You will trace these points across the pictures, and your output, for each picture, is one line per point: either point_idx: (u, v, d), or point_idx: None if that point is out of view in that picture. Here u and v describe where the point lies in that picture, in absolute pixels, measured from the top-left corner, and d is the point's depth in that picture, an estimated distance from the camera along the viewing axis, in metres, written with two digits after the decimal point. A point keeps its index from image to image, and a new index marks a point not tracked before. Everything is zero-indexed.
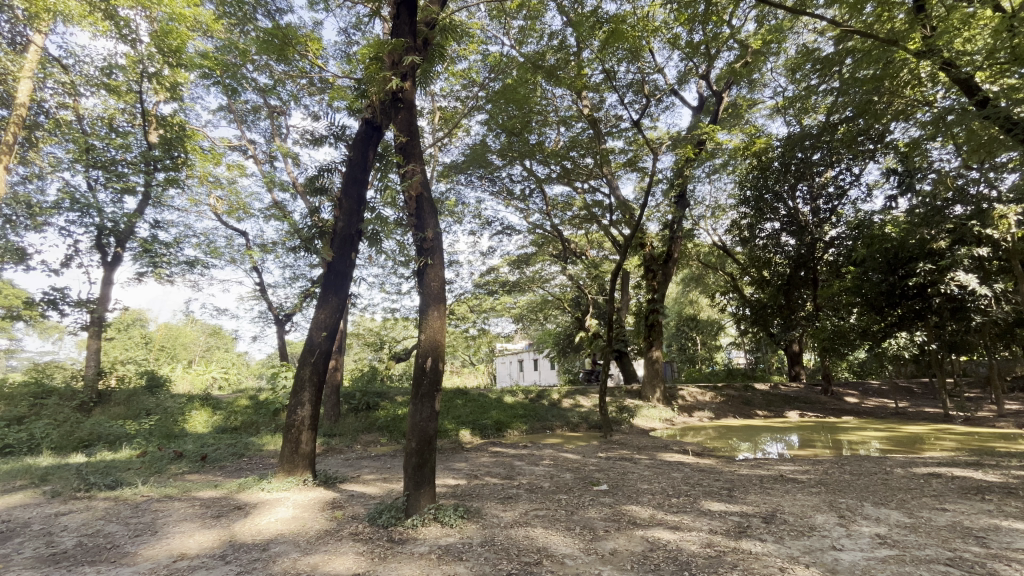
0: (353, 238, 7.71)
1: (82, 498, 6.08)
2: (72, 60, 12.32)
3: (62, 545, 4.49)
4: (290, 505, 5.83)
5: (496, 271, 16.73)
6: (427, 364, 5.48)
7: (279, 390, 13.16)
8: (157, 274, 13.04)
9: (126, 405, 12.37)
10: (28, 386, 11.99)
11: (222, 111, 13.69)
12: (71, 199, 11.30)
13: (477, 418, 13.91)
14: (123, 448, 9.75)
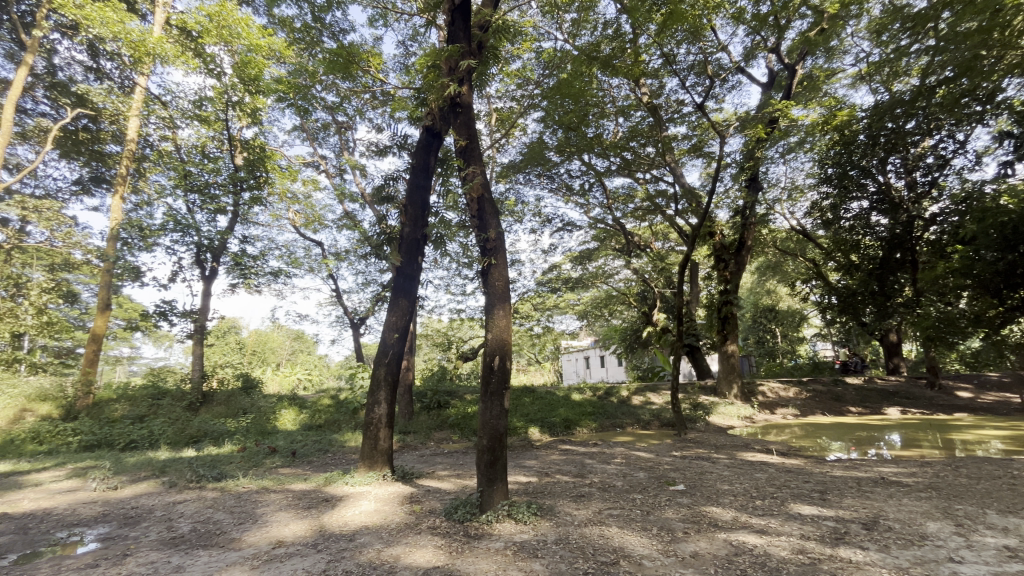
0: (418, 242, 7.98)
1: (193, 488, 6.78)
2: (170, 96, 13.76)
3: (179, 529, 5.02)
4: (373, 498, 6.15)
5: (559, 268, 16.68)
6: (495, 362, 5.55)
7: (357, 390, 13.91)
8: (247, 285, 14.22)
9: (225, 405, 13.64)
10: (147, 390, 13.60)
11: (295, 131, 14.70)
12: (174, 221, 12.64)
13: (545, 415, 13.91)
14: (225, 443, 10.76)
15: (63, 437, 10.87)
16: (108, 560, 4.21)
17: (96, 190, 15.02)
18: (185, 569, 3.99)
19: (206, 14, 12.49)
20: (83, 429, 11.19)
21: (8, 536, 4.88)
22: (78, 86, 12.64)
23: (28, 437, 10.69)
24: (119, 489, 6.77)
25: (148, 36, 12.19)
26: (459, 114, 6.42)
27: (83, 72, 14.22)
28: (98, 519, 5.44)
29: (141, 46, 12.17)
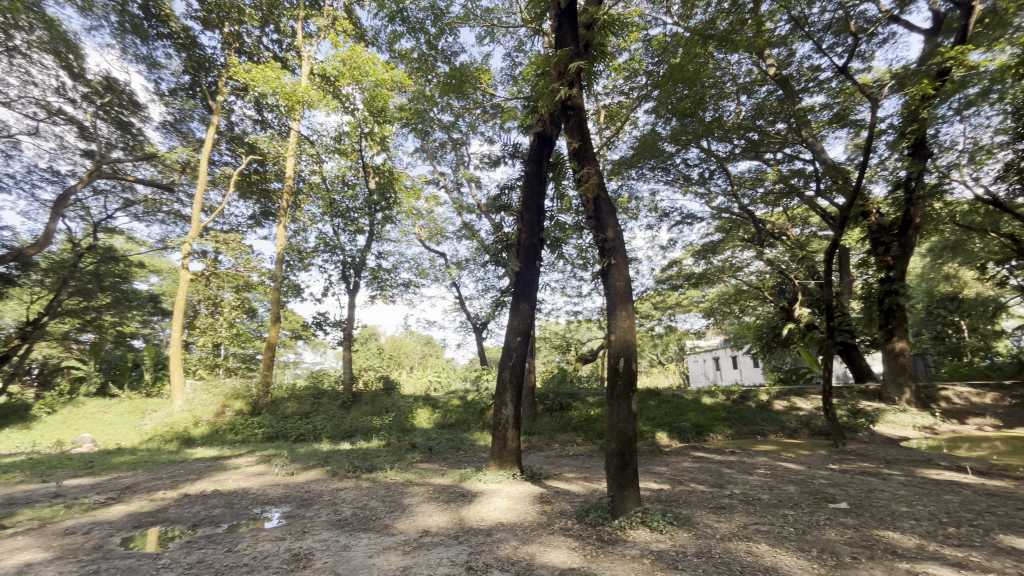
0: (535, 248, 8.12)
1: (351, 477, 7.69)
2: (316, 136, 15.85)
3: (344, 513, 5.72)
4: (505, 496, 6.37)
5: (680, 263, 15.85)
6: (620, 364, 5.42)
7: (483, 391, 14.64)
8: (384, 296, 15.77)
9: (371, 404, 15.21)
10: (310, 390, 15.79)
11: (417, 153, 15.97)
12: (325, 243, 14.52)
13: (673, 420, 13.18)
14: (374, 438, 12.04)
15: (252, 429, 13.09)
16: (292, 535, 4.94)
17: (265, 222, 17.86)
18: (351, 549, 4.52)
19: (341, 60, 14.19)
20: (265, 423, 13.36)
21: (221, 508, 5.99)
22: (250, 137, 15.19)
23: (227, 428, 13.06)
24: (295, 475, 7.94)
25: (297, 87, 14.21)
26: (571, 116, 6.42)
27: (252, 124, 17.05)
28: (282, 499, 6.45)
29: (293, 96, 14.25)
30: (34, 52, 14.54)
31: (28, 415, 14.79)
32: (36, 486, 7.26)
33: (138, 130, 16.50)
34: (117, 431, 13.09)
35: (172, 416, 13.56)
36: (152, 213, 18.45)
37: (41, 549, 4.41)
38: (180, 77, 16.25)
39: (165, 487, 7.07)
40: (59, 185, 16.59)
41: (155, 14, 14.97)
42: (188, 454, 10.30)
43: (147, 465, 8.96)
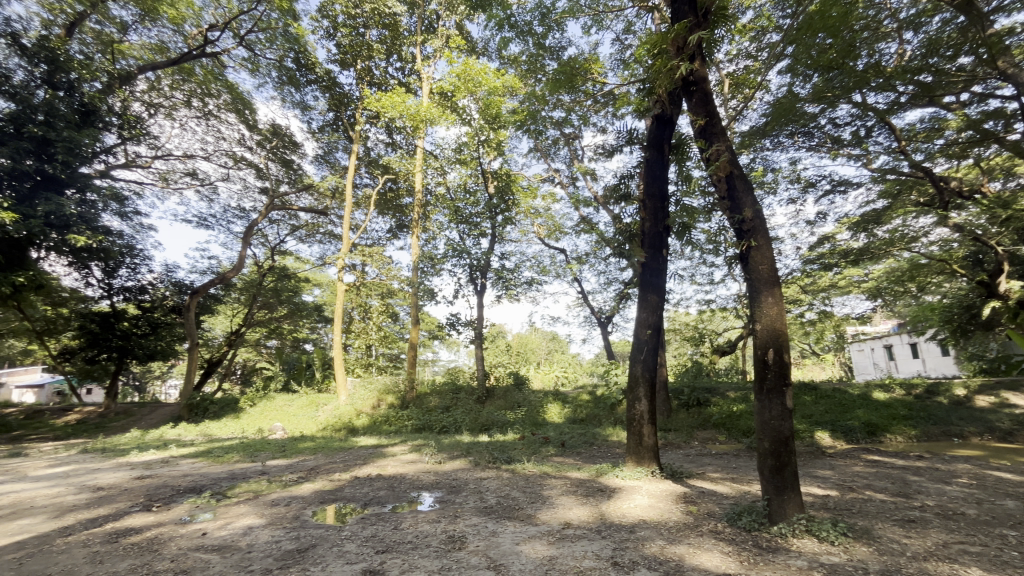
0: (661, 236, 7.75)
1: (492, 468, 8.13)
2: (439, 150, 17.01)
3: (489, 501, 6.08)
4: (646, 494, 6.19)
5: (833, 239, 13.78)
6: (769, 356, 4.92)
7: (612, 386, 14.39)
8: (509, 296, 16.34)
9: (504, 399, 15.81)
10: (448, 386, 17.05)
11: (532, 152, 16.27)
12: (454, 249, 15.53)
13: (837, 418, 11.54)
14: (509, 432, 12.57)
15: (403, 421, 14.56)
16: (446, 518, 5.39)
17: (401, 234, 19.69)
18: (499, 535, 4.78)
19: (456, 75, 15.04)
20: (413, 415, 14.75)
21: (385, 490, 6.78)
22: (384, 159, 16.91)
23: (383, 420, 14.71)
24: (443, 464, 8.65)
25: (420, 107, 15.42)
26: (694, 93, 6.00)
27: (385, 147, 18.94)
28: (434, 485, 7.08)
29: (418, 116, 15.52)
30: (223, 113, 17.92)
31: (238, 406, 18.27)
32: (248, 465, 8.95)
33: (297, 165, 19.37)
34: (299, 421, 15.55)
35: (339, 409, 15.68)
36: (312, 235, 21.51)
37: (257, 516, 5.44)
38: (325, 115, 18.71)
39: (341, 470, 8.23)
40: (246, 219, 20.23)
41: (304, 64, 17.61)
42: (354, 442, 11.82)
43: (324, 450, 10.49)
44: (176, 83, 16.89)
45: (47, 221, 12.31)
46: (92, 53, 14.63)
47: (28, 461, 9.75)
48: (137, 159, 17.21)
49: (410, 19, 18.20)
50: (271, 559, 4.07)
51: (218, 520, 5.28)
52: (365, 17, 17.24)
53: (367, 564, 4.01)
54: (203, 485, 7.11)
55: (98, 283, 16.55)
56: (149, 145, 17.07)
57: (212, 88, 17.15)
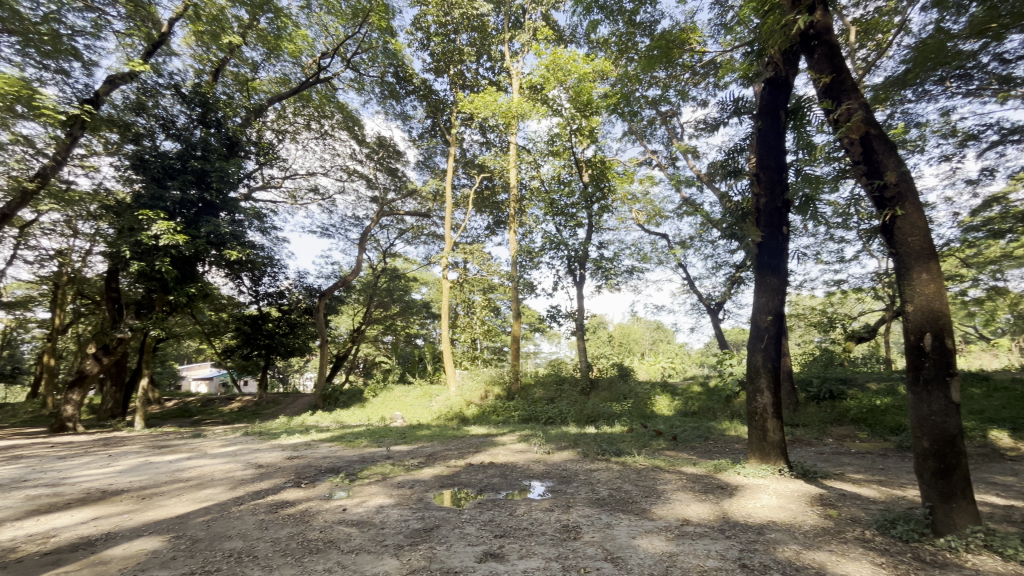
0: (779, 211, 7.02)
1: (601, 459, 8.04)
2: (532, 143, 17.05)
3: (601, 493, 6.02)
4: (774, 493, 5.69)
5: (1007, 200, 11.39)
6: (925, 342, 4.24)
7: (727, 376, 13.42)
8: (609, 285, 15.98)
9: (609, 390, 15.50)
10: (552, 377, 17.21)
11: (627, 136, 15.70)
12: (551, 242, 15.55)
13: (1019, 415, 9.60)
14: (616, 424, 12.32)
15: (510, 411, 14.98)
16: (559, 507, 5.45)
17: (499, 230, 20.22)
18: (614, 527, 4.72)
19: (545, 67, 14.97)
20: (520, 406, 15.11)
21: (498, 478, 7.04)
22: (480, 159, 17.42)
23: (491, 410, 15.28)
24: (552, 454, 8.75)
25: (512, 104, 15.62)
26: (816, 47, 5.32)
27: (480, 147, 19.52)
28: (545, 474, 7.19)
29: (509, 113, 15.74)
30: (336, 131, 19.75)
31: (363, 396, 20.17)
32: (375, 449, 9.86)
33: (401, 172, 20.73)
34: (416, 411, 16.74)
35: (450, 399, 16.61)
36: (418, 237, 22.92)
37: (387, 496, 5.97)
38: (424, 122, 19.76)
39: (456, 456, 8.72)
40: (360, 226, 22.19)
41: (402, 77, 18.84)
42: (466, 430, 12.42)
43: (440, 438, 11.19)
44: (298, 110, 19.03)
45: (208, 240, 14.61)
46: (233, 92, 17.01)
47: (207, 441, 11.70)
48: (271, 181, 19.69)
49: (498, 18, 18.47)
50: (402, 536, 4.44)
51: (355, 498, 5.89)
52: (454, 23, 17.85)
53: (487, 547, 4.20)
54: (340, 467, 7.98)
55: (248, 290, 19.20)
56: (280, 167, 19.43)
57: (326, 110, 19.14)
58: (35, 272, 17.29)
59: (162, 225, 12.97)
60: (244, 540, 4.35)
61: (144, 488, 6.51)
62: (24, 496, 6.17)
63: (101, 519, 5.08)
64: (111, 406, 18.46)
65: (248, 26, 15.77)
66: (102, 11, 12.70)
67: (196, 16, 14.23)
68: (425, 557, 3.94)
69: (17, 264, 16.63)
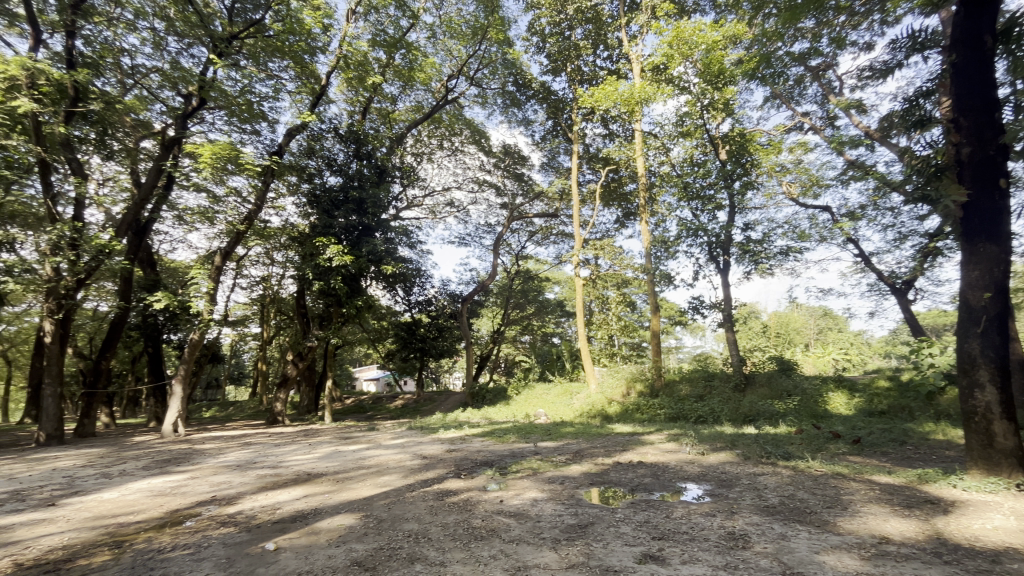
0: (992, 161, 5.62)
1: (767, 463, 7.25)
2: (659, 127, 16.21)
3: (771, 500, 5.42)
4: (1013, 514, 4.52)
5: None
6: None
7: (925, 369, 11.11)
8: (761, 270, 14.39)
9: (768, 386, 13.92)
10: (699, 372, 16.11)
11: (769, 102, 14.03)
12: (687, 228, 14.58)
13: None
14: (781, 424, 11.00)
15: (655, 409, 14.37)
16: (722, 513, 5.04)
17: (629, 222, 19.64)
18: (791, 540, 4.22)
19: (668, 44, 14.11)
20: (665, 404, 14.41)
21: (650, 478, 6.79)
22: (604, 151, 17.02)
23: (635, 408, 14.83)
24: (707, 455, 8.16)
25: (634, 89, 14.99)
26: None
27: (604, 140, 19.17)
28: (701, 477, 6.73)
29: (632, 99, 15.13)
30: (466, 146, 21.08)
31: (507, 394, 21.14)
32: (523, 445, 10.24)
33: (527, 176, 21.33)
34: (559, 408, 17.02)
35: (591, 397, 16.55)
36: (547, 238, 23.33)
37: (540, 491, 6.15)
38: (546, 124, 20.05)
39: (603, 455, 8.62)
40: (493, 233, 23.38)
41: (522, 84, 19.41)
42: (610, 428, 12.25)
43: (585, 435, 11.20)
44: (432, 132, 20.77)
45: (369, 258, 16.69)
46: (378, 125, 19.25)
47: (380, 434, 13.36)
48: (415, 200, 21.82)
49: (613, 4, 17.93)
50: (558, 531, 4.53)
51: (509, 491, 6.19)
52: (569, 20, 17.82)
53: (645, 548, 4.07)
54: (493, 461, 8.47)
55: (403, 300, 21.47)
56: (420, 187, 21.38)
57: (456, 128, 20.63)
58: (249, 295, 21.59)
59: (334, 249, 15.20)
60: (420, 523, 4.86)
61: (337, 473, 7.68)
62: (256, 475, 7.72)
63: (309, 497, 6.12)
64: (307, 403, 22.16)
65: (387, 65, 17.72)
66: (278, 78, 15.37)
67: (347, 65, 16.39)
68: (582, 553, 3.96)
69: (237, 290, 20.93)
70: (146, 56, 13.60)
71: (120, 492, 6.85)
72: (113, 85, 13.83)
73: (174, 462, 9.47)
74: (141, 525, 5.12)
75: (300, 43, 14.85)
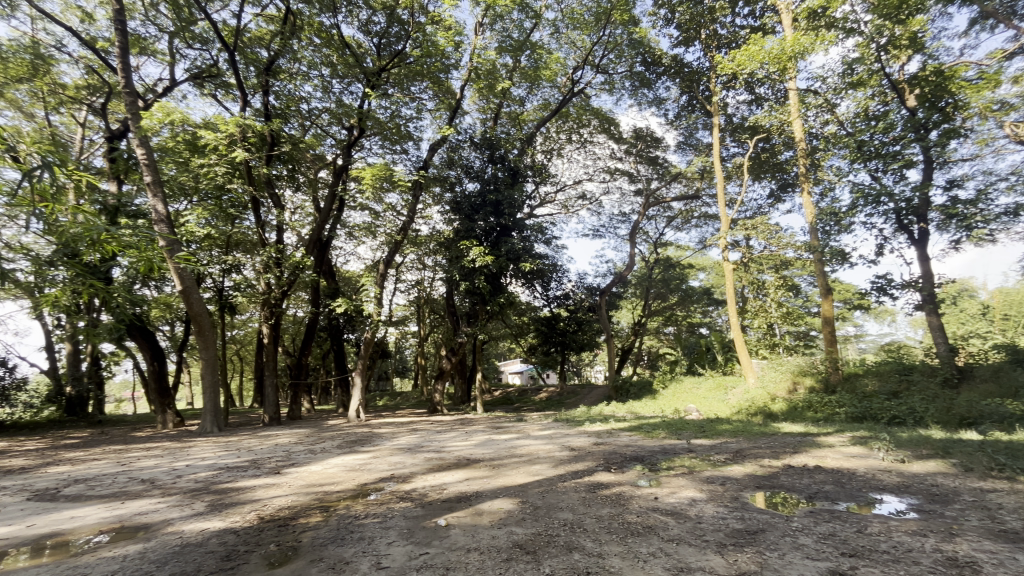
0: None
1: (1000, 478, 5.78)
2: (820, 82, 14.02)
3: (1010, 523, 4.31)
4: None
5: None
6: None
7: None
8: (975, 237, 11.55)
9: (994, 381, 11.11)
10: (891, 365, 13.55)
11: (977, 25, 11.16)
12: (863, 195, 12.36)
13: None
14: (1018, 429, 8.67)
15: (832, 407, 12.50)
16: (936, 534, 4.17)
17: (786, 195, 17.39)
18: None
19: None
20: (846, 402, 12.44)
21: (831, 485, 5.92)
22: (751, 119, 15.24)
23: (805, 406, 13.06)
24: (909, 463, 6.81)
25: (785, 43, 13.18)
26: None
27: (749, 107, 17.26)
28: (902, 488, 5.65)
29: (783, 55, 13.30)
30: (595, 136, 20.83)
31: (653, 388, 20.29)
32: (675, 442, 9.75)
33: (662, 158, 20.20)
34: (712, 404, 15.80)
35: (750, 393, 15.04)
36: (688, 222, 21.83)
37: (698, 490, 5.79)
38: (680, 100, 18.74)
39: (770, 456, 7.75)
40: (628, 222, 22.69)
41: (651, 62, 18.44)
42: (776, 427, 10.99)
43: (746, 434, 10.23)
44: (560, 127, 20.89)
45: (508, 257, 17.44)
46: (509, 129, 20.00)
47: (529, 425, 13.89)
48: (547, 197, 22.19)
49: None
50: (723, 534, 4.21)
51: (664, 488, 5.94)
52: None
53: (834, 565, 3.56)
54: (643, 456, 8.21)
55: (541, 295, 21.94)
56: (552, 182, 21.65)
57: (585, 119, 20.46)
58: (408, 297, 24.21)
59: (477, 251, 16.24)
60: (574, 513, 4.94)
61: (492, 460, 8.20)
62: (424, 458, 8.64)
63: (471, 480, 6.65)
64: (461, 394, 24.09)
65: (513, 68, 18.34)
66: (419, 99, 16.92)
67: (478, 76, 17.36)
68: (754, 561, 3.62)
69: (398, 293, 23.65)
70: (319, 100, 16.11)
71: (323, 465, 8.25)
72: (297, 129, 16.64)
73: (360, 443, 11.09)
74: (341, 494, 6.10)
75: (436, 64, 16.12)
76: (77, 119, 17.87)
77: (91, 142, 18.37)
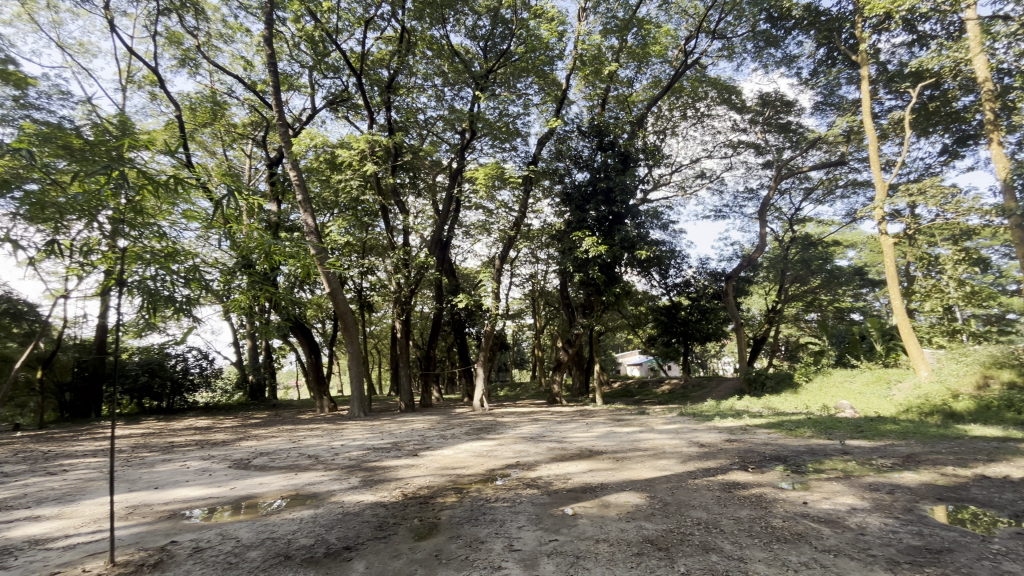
0: None
1: None
2: (1011, 4, 11.27)
3: None
4: None
5: None
6: None
7: None
8: None
9: None
10: None
11: None
12: None
13: None
14: None
15: None
16: None
17: (965, 149, 14.35)
18: None
19: None
20: None
21: None
22: (913, 63, 12.77)
23: (1004, 405, 10.68)
24: None
25: None
26: None
27: (910, 50, 14.54)
28: None
29: None
30: (713, 109, 19.32)
31: (794, 381, 18.24)
32: (826, 442, 8.66)
33: (796, 124, 17.96)
34: (871, 400, 13.71)
35: (922, 388, 12.76)
36: (831, 192, 19.16)
37: (858, 497, 5.06)
38: (816, 55, 16.44)
39: (956, 463, 6.48)
40: (756, 198, 20.59)
41: (778, 17, 16.44)
42: (962, 430, 9.16)
43: (919, 436, 8.69)
44: (674, 103, 19.64)
45: (623, 245, 16.88)
46: (618, 113, 19.35)
47: (652, 419, 13.39)
48: (662, 179, 21.06)
49: None
50: (895, 550, 3.64)
51: (815, 492, 5.31)
52: None
53: None
54: (786, 456, 7.42)
55: (660, 283, 20.97)
56: (667, 163, 20.48)
57: (701, 91, 18.95)
58: (523, 290, 24.79)
59: (590, 241, 16.00)
60: (709, 512, 4.65)
61: (615, 453, 8.07)
62: (546, 448, 8.81)
63: (594, 472, 6.61)
64: (580, 386, 24.03)
65: (620, 50, 17.68)
66: (525, 95, 17.15)
67: (583, 63, 17.04)
68: None
69: (514, 287, 24.33)
70: (433, 109, 17.18)
71: (454, 450, 8.85)
72: (416, 138, 17.93)
73: (486, 430, 11.67)
74: (471, 478, 6.48)
75: (541, 57, 16.11)
76: (246, 152, 21.31)
77: (256, 170, 21.75)
